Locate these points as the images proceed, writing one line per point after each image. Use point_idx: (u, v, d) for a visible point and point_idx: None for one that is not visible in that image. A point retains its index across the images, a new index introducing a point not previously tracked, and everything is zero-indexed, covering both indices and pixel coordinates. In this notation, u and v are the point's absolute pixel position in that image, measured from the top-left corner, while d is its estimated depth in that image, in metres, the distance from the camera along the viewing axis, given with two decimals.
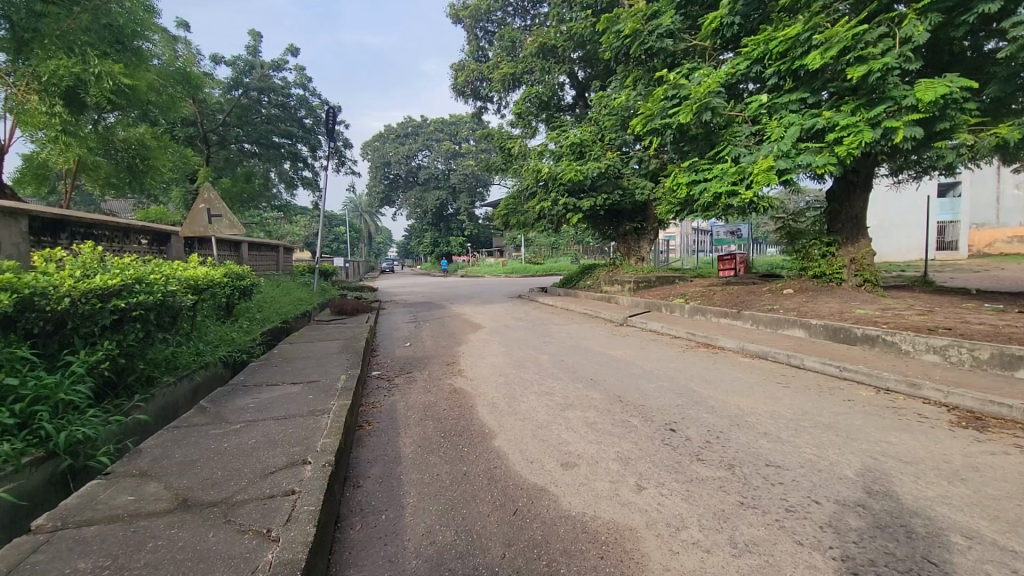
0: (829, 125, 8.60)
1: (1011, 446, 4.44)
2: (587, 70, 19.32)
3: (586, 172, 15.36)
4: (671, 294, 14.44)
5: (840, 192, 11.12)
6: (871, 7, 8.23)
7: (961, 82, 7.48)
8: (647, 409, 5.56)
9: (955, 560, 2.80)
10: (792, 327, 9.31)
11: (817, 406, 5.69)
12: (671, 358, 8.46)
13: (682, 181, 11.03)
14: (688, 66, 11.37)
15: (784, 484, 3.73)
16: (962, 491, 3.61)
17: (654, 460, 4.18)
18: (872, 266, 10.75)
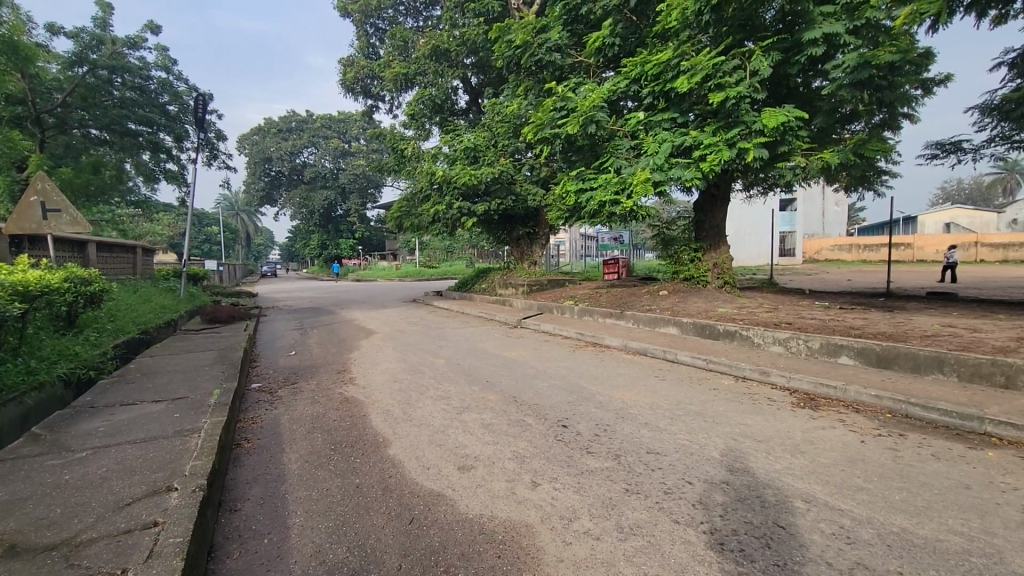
0: (695, 144, 9.58)
1: (836, 421, 5.29)
2: (480, 76, 19.59)
3: (480, 177, 15.52)
4: (561, 296, 15.10)
5: (704, 204, 12.40)
6: (726, 41, 9.32)
7: (796, 113, 8.75)
8: (541, 408, 5.76)
9: (798, 522, 3.26)
10: (667, 326, 10.20)
11: (689, 396, 6.30)
12: (562, 358, 8.84)
13: (570, 189, 11.59)
14: (575, 81, 12.00)
15: (662, 469, 4.08)
16: (802, 462, 4.22)
17: (548, 456, 4.34)
18: (730, 268, 12.27)
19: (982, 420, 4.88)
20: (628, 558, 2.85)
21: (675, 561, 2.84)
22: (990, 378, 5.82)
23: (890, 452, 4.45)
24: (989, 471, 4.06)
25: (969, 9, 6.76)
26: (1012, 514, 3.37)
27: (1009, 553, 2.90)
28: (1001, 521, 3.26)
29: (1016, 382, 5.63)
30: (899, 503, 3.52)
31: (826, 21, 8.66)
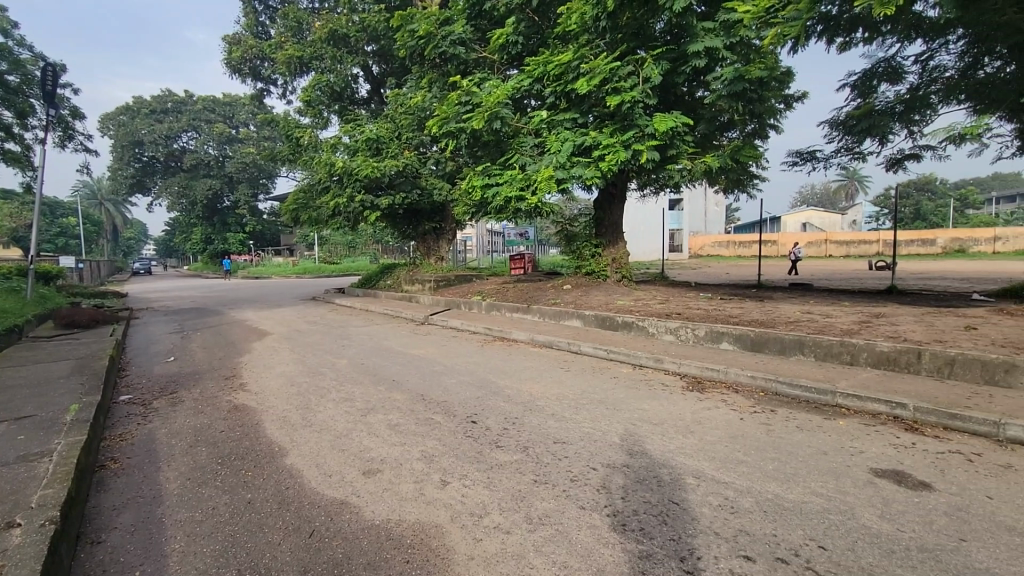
0: (594, 144, 10.00)
1: (720, 401, 5.81)
2: (382, 66, 18.94)
3: (383, 169, 14.99)
4: (468, 292, 15.05)
5: (603, 202, 13.02)
6: (621, 48, 9.82)
7: (683, 119, 9.44)
8: (449, 404, 5.71)
9: (690, 497, 3.53)
10: (571, 318, 10.58)
11: (592, 385, 6.57)
12: (470, 353, 8.83)
13: (476, 184, 11.60)
14: (479, 76, 12.02)
15: (568, 457, 4.22)
16: (692, 441, 4.59)
17: (457, 453, 4.30)
18: (626, 263, 13.03)
19: (835, 393, 5.62)
20: (538, 549, 2.91)
21: (581, 546, 2.94)
22: (840, 357, 6.72)
23: (764, 427, 4.98)
24: (840, 437, 4.69)
25: (821, 35, 7.71)
26: (859, 473, 3.92)
27: (856, 508, 3.37)
28: (850, 481, 3.78)
29: (859, 359, 6.56)
30: (772, 472, 3.94)
31: (707, 36, 9.43)
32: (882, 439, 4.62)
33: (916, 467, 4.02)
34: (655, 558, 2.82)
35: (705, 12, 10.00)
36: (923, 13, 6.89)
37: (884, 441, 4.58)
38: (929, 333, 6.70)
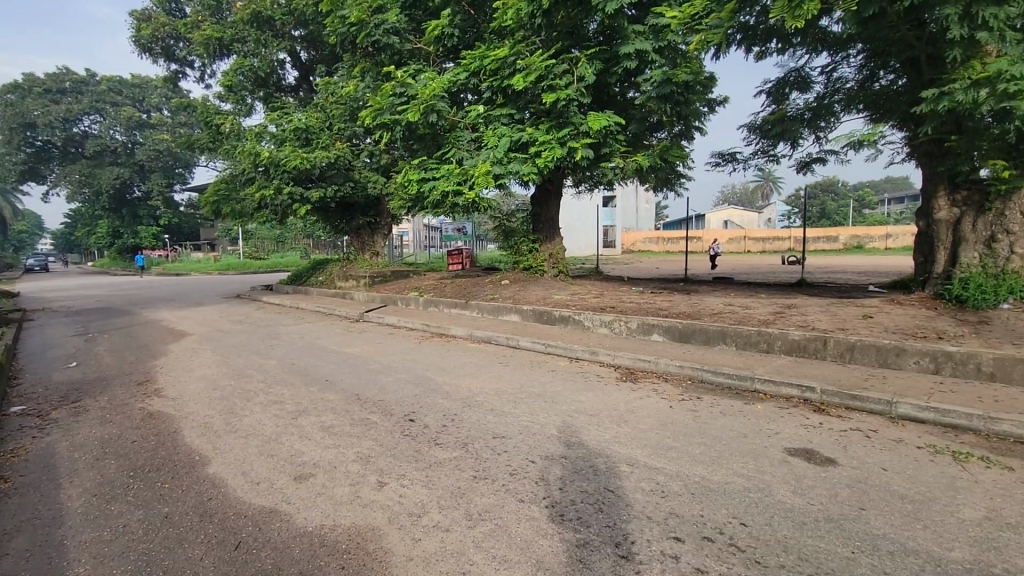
0: (531, 140, 10.09)
1: (651, 391, 6.07)
2: (311, 52, 18.08)
3: (313, 161, 14.35)
4: (405, 288, 14.75)
5: (540, 198, 13.17)
6: (556, 46, 9.94)
7: (616, 118, 9.72)
8: (385, 403, 5.58)
9: (624, 484, 3.66)
10: (509, 313, 10.65)
11: (530, 379, 6.66)
12: (408, 350, 8.67)
13: (412, 178, 11.36)
14: (415, 68, 11.79)
15: (507, 451, 4.25)
16: (626, 430, 4.76)
17: (394, 452, 4.22)
18: (563, 258, 13.29)
19: (754, 380, 6.03)
20: (478, 545, 2.91)
21: (520, 538, 2.97)
22: (758, 345, 7.22)
23: (691, 414, 5.25)
24: (758, 420, 5.04)
25: (741, 44, 8.18)
26: (775, 453, 4.23)
27: (773, 485, 3.64)
28: (768, 460, 4.07)
29: (775, 347, 7.07)
30: (698, 455, 4.17)
31: (638, 39, 9.75)
32: (794, 420, 5.01)
33: (823, 445, 4.40)
34: (592, 545, 2.90)
35: (635, 15, 10.34)
36: (829, 27, 7.48)
37: (796, 422, 4.97)
38: (834, 322, 7.34)
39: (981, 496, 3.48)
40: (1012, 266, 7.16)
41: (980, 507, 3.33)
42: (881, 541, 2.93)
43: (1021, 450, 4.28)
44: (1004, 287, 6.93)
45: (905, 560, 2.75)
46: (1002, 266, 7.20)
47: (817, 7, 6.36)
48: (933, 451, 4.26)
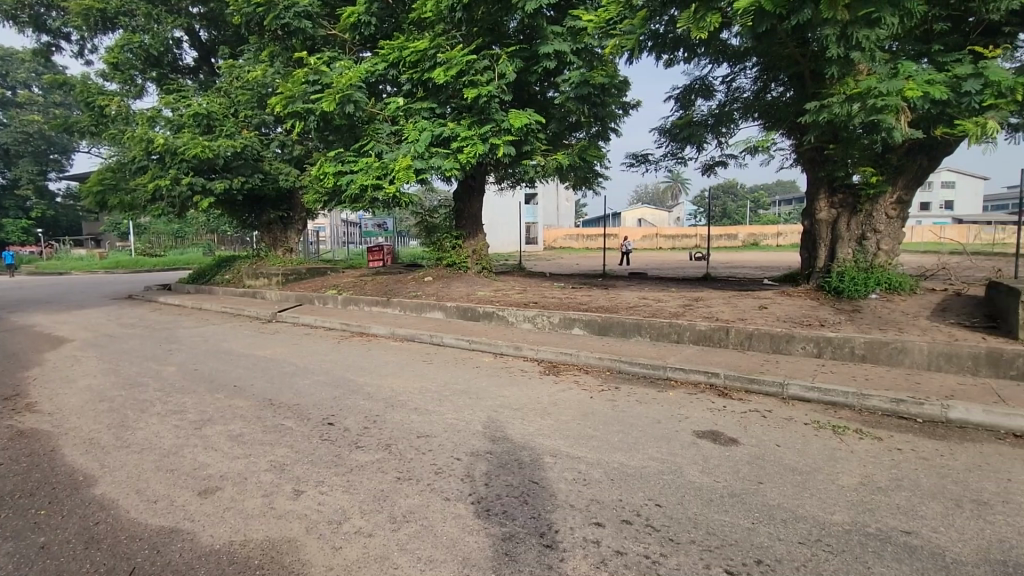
0: (453, 135, 9.99)
1: (572, 383, 6.26)
2: (211, 32, 16.59)
3: (216, 150, 13.26)
4: (322, 286, 14.08)
5: (462, 194, 13.09)
6: (477, 41, 9.92)
7: (536, 116, 9.86)
8: (301, 408, 5.29)
9: (547, 475, 3.75)
10: (432, 310, 10.51)
11: (454, 376, 6.61)
12: (325, 351, 8.28)
13: (328, 170, 10.85)
14: (329, 55, 11.25)
15: (432, 450, 4.20)
16: (549, 422, 4.87)
17: (312, 459, 4.02)
18: (485, 255, 13.32)
19: (667, 368, 6.41)
20: (402, 547, 2.85)
21: (446, 537, 2.95)
22: (670, 336, 7.67)
23: (610, 403, 5.48)
24: (671, 407, 5.36)
25: (652, 51, 8.61)
26: (685, 436, 4.52)
27: (684, 466, 3.89)
28: (679, 443, 4.34)
29: (685, 337, 7.56)
30: (617, 443, 4.36)
31: (556, 39, 9.96)
32: (702, 405, 5.39)
33: (727, 426, 4.78)
34: (518, 538, 2.94)
35: (554, 16, 10.54)
36: (729, 40, 8.08)
37: (704, 407, 5.35)
38: (735, 313, 7.97)
39: (856, 463, 3.95)
40: (878, 261, 8.20)
41: (855, 473, 3.78)
42: (777, 511, 3.23)
43: (886, 421, 4.91)
44: (872, 279, 7.89)
45: (796, 526, 3.06)
46: (870, 261, 8.20)
47: (718, 20, 6.86)
48: (817, 426, 4.77)
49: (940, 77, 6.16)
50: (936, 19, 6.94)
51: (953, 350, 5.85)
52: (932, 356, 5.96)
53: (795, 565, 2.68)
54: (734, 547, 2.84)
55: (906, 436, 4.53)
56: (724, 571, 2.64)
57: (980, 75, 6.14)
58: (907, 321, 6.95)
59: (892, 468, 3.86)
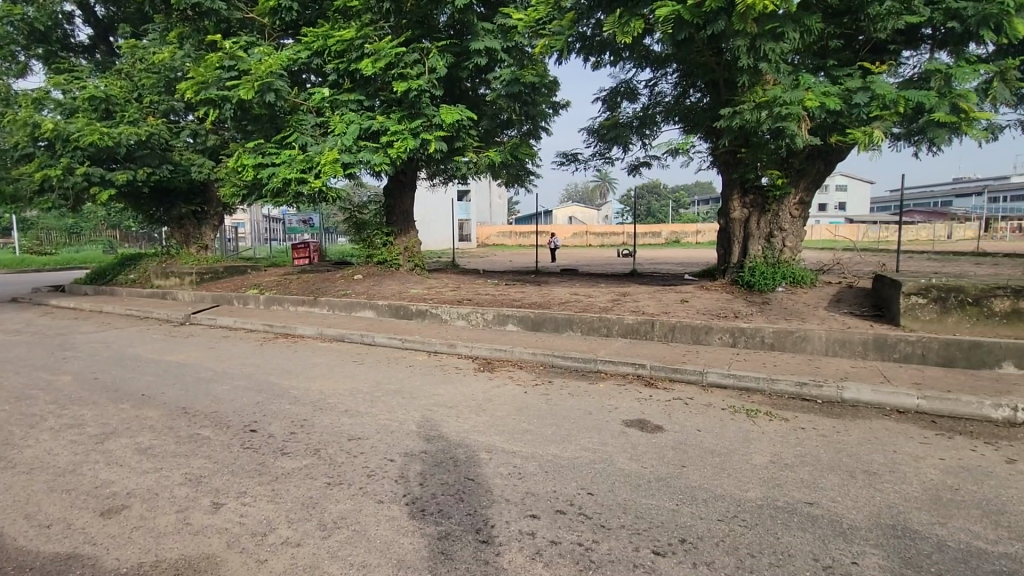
0: (382, 129, 9.73)
1: (506, 379, 6.32)
2: (109, 8, 15.02)
3: (117, 137, 12.08)
4: (242, 285, 13.25)
5: (393, 190, 12.79)
6: (406, 34, 9.73)
7: (468, 112, 9.82)
8: (220, 416, 4.96)
9: (483, 471, 3.76)
10: (363, 309, 10.20)
11: (386, 376, 6.47)
12: (247, 354, 7.82)
13: (247, 162, 10.23)
14: (246, 40, 10.60)
15: (365, 452, 4.09)
16: (483, 418, 4.89)
17: (233, 469, 3.79)
18: (418, 251, 13.13)
19: (597, 361, 6.64)
20: (333, 555, 2.76)
21: (380, 541, 2.88)
22: (600, 330, 7.93)
23: (544, 397, 5.59)
24: (601, 398, 5.56)
25: (580, 53, 8.83)
26: (615, 426, 4.71)
27: (614, 454, 4.06)
28: (609, 433, 4.51)
29: (613, 331, 7.85)
30: (550, 435, 4.46)
31: (487, 36, 9.98)
32: (630, 395, 5.63)
33: (653, 414, 5.02)
34: (454, 535, 2.93)
35: (484, 13, 10.54)
36: (651, 47, 8.46)
37: (632, 397, 5.59)
38: (659, 306, 8.38)
39: (767, 443, 4.29)
40: (783, 256, 8.96)
41: (766, 452, 4.10)
42: (699, 492, 3.44)
43: (792, 403, 5.37)
44: (779, 274, 8.58)
45: (715, 504, 3.28)
46: (777, 257, 8.93)
47: (641, 27, 7.17)
48: (733, 410, 5.13)
49: (834, 90, 6.79)
50: (831, 37, 7.64)
51: (847, 336, 6.49)
52: (829, 342, 6.58)
53: (715, 541, 2.87)
54: (661, 529, 3.00)
55: (809, 416, 4.98)
56: (651, 552, 2.78)
57: (867, 89, 6.82)
58: (809, 312, 7.63)
59: (797, 446, 4.23)
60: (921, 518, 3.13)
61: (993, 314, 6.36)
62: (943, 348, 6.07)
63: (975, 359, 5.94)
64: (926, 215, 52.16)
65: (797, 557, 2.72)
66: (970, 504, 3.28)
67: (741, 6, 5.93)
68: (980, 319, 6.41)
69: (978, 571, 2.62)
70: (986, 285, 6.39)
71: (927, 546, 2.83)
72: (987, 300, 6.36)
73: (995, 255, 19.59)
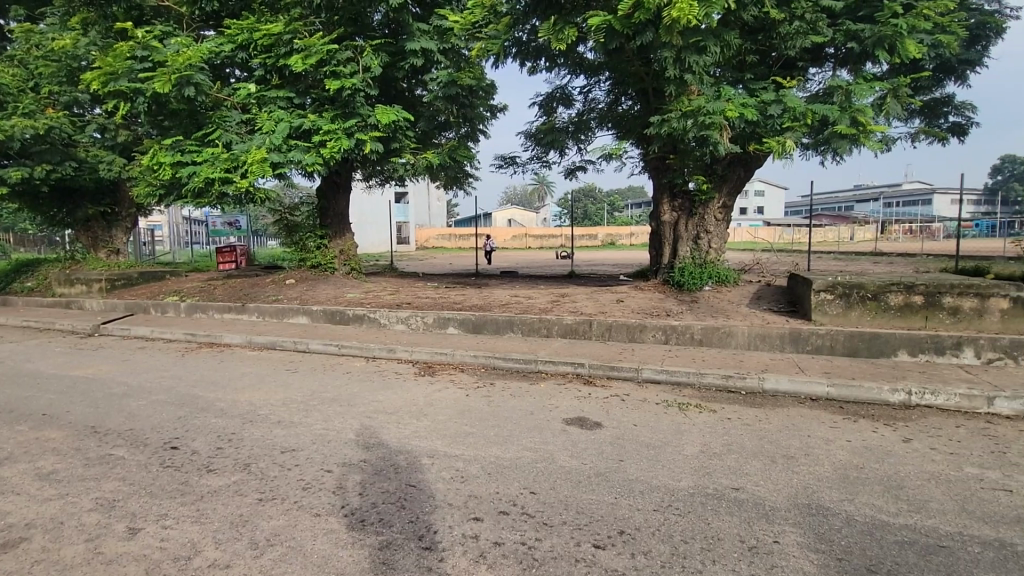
0: (314, 128, 9.38)
1: (449, 382, 6.27)
2: None
3: (9, 130, 10.88)
4: (160, 292, 12.31)
5: (326, 191, 12.35)
6: (338, 31, 9.46)
7: (404, 113, 9.67)
8: (135, 434, 4.58)
9: (425, 477, 3.72)
10: (296, 315, 9.77)
11: (322, 384, 6.23)
12: (166, 366, 7.27)
13: (163, 160, 9.53)
14: (161, 29, 9.90)
15: (300, 464, 3.92)
16: (425, 423, 4.82)
17: (151, 490, 3.51)
18: (354, 255, 12.74)
19: (538, 361, 6.73)
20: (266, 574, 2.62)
21: (318, 555, 2.78)
22: (540, 331, 8.05)
23: (486, 399, 5.59)
24: (542, 398, 5.64)
25: (516, 57, 8.94)
26: (556, 425, 4.79)
27: (555, 453, 4.13)
28: (550, 432, 4.59)
29: (553, 331, 7.99)
30: (493, 437, 4.47)
31: (423, 37, 9.88)
32: (570, 394, 5.76)
33: (592, 412, 5.16)
34: (395, 544, 2.88)
35: (420, 13, 10.45)
36: (584, 54, 8.71)
37: (571, 395, 5.72)
38: (597, 306, 8.62)
39: (697, 434, 4.53)
40: (709, 257, 9.48)
41: (697, 443, 4.32)
42: (635, 484, 3.58)
43: (719, 396, 5.69)
44: (706, 274, 9.07)
45: (651, 495, 3.42)
46: (704, 258, 9.44)
47: (575, 34, 7.37)
48: (667, 404, 5.37)
49: (752, 102, 7.29)
50: (747, 52, 8.20)
51: (767, 331, 6.96)
52: (751, 337, 7.04)
53: (652, 531, 2.99)
54: (600, 523, 3.09)
55: (735, 406, 5.30)
56: (592, 545, 2.86)
57: (780, 101, 7.37)
58: (733, 309, 8.12)
59: (724, 435, 4.49)
60: (832, 495, 3.42)
61: (889, 307, 7.04)
62: (848, 340, 6.66)
63: (875, 349, 6.56)
64: (833, 219, 56.97)
65: (726, 540, 2.89)
66: (874, 481, 3.62)
67: (667, 19, 6.24)
68: (878, 313, 7.08)
69: (882, 541, 2.90)
70: (883, 282, 7.07)
71: (837, 522, 3.09)
72: (884, 296, 7.04)
73: (889, 255, 21.71)
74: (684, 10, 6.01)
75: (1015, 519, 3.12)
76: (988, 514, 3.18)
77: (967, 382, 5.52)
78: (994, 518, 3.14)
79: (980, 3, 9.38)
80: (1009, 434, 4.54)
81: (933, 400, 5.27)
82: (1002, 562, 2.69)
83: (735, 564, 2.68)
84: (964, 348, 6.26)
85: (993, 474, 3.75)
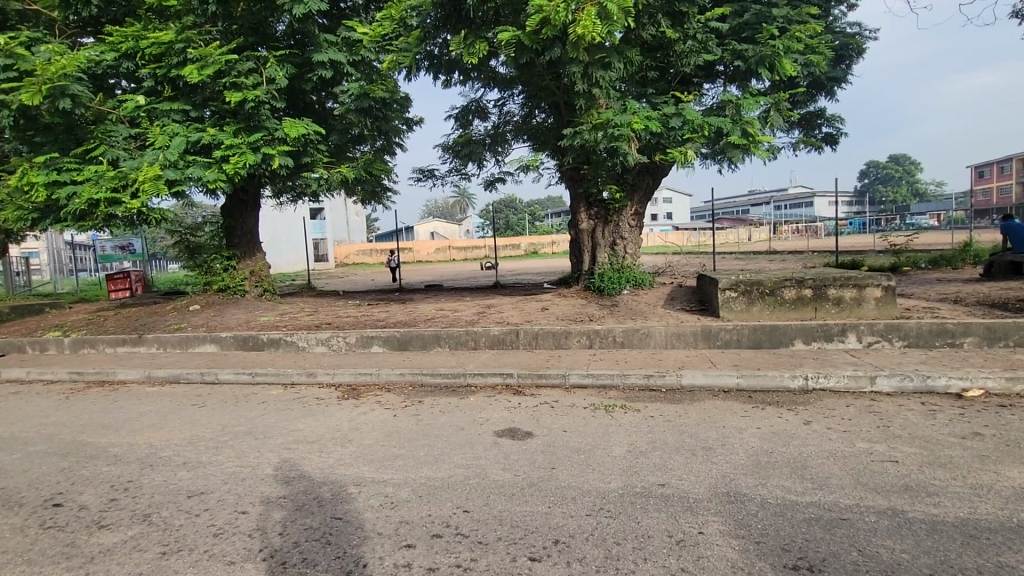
0: (214, 142, 8.71)
1: (374, 404, 6.01)
2: None
3: None
4: (38, 327, 10.85)
5: (232, 209, 11.55)
6: (237, 40, 8.95)
7: (314, 126, 9.25)
8: (6, 493, 3.96)
9: (351, 508, 3.51)
10: (202, 344, 8.99)
11: (235, 417, 5.75)
12: (49, 410, 6.41)
13: (35, 180, 8.43)
14: (28, 35, 8.87)
15: (210, 508, 3.58)
16: (349, 450, 4.58)
17: (29, 557, 3.04)
18: (267, 275, 11.99)
19: (465, 375, 6.65)
20: None
21: None
22: (467, 343, 7.98)
23: (414, 419, 5.42)
24: (471, 412, 5.57)
25: (429, 71, 8.93)
26: (488, 438, 4.75)
27: (487, 467, 4.08)
28: (481, 446, 4.54)
29: (481, 343, 7.94)
30: (422, 458, 4.33)
31: (330, 48, 9.54)
32: (500, 405, 5.73)
33: (523, 421, 5.18)
34: None
35: (326, 25, 10.15)
36: (497, 68, 8.86)
37: (502, 406, 5.71)
38: (522, 315, 8.71)
39: (623, 434, 4.67)
40: (626, 262, 9.91)
41: (624, 443, 4.47)
42: (567, 491, 3.62)
43: (643, 395, 5.93)
44: (624, 278, 9.48)
45: (583, 500, 3.46)
46: (621, 263, 9.85)
47: (486, 48, 7.46)
48: (594, 408, 5.50)
49: (656, 115, 7.73)
50: (648, 68, 8.70)
51: (681, 330, 7.36)
52: (668, 336, 7.41)
53: (585, 536, 3.02)
54: (535, 534, 3.07)
55: (657, 404, 5.53)
56: (528, 559, 2.84)
57: (680, 114, 7.86)
58: (651, 311, 8.52)
59: (649, 433, 4.67)
60: (748, 481, 3.64)
61: (785, 301, 7.71)
62: (753, 333, 7.19)
63: (776, 340, 7.14)
64: (731, 220, 61.86)
65: (655, 537, 2.99)
66: (782, 464, 3.90)
67: (573, 35, 6.49)
68: (776, 307, 7.73)
69: (791, 520, 3.13)
70: (778, 278, 7.73)
71: (753, 506, 3.30)
72: (780, 291, 7.70)
73: (782, 254, 23.80)
74: (588, 27, 6.28)
75: (901, 487, 3.49)
76: (879, 484, 3.53)
77: (853, 365, 6.14)
78: (885, 488, 3.49)
79: (841, 28, 10.64)
80: (890, 409, 5.10)
81: (826, 382, 5.80)
82: (893, 528, 3.00)
83: (665, 560, 2.76)
84: (848, 334, 6.97)
85: (879, 447, 4.19)
